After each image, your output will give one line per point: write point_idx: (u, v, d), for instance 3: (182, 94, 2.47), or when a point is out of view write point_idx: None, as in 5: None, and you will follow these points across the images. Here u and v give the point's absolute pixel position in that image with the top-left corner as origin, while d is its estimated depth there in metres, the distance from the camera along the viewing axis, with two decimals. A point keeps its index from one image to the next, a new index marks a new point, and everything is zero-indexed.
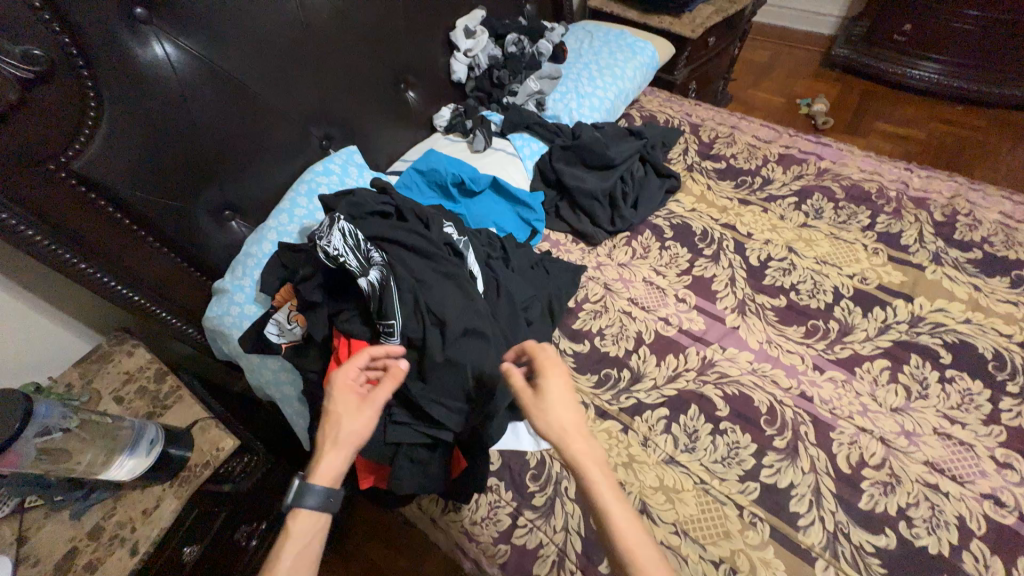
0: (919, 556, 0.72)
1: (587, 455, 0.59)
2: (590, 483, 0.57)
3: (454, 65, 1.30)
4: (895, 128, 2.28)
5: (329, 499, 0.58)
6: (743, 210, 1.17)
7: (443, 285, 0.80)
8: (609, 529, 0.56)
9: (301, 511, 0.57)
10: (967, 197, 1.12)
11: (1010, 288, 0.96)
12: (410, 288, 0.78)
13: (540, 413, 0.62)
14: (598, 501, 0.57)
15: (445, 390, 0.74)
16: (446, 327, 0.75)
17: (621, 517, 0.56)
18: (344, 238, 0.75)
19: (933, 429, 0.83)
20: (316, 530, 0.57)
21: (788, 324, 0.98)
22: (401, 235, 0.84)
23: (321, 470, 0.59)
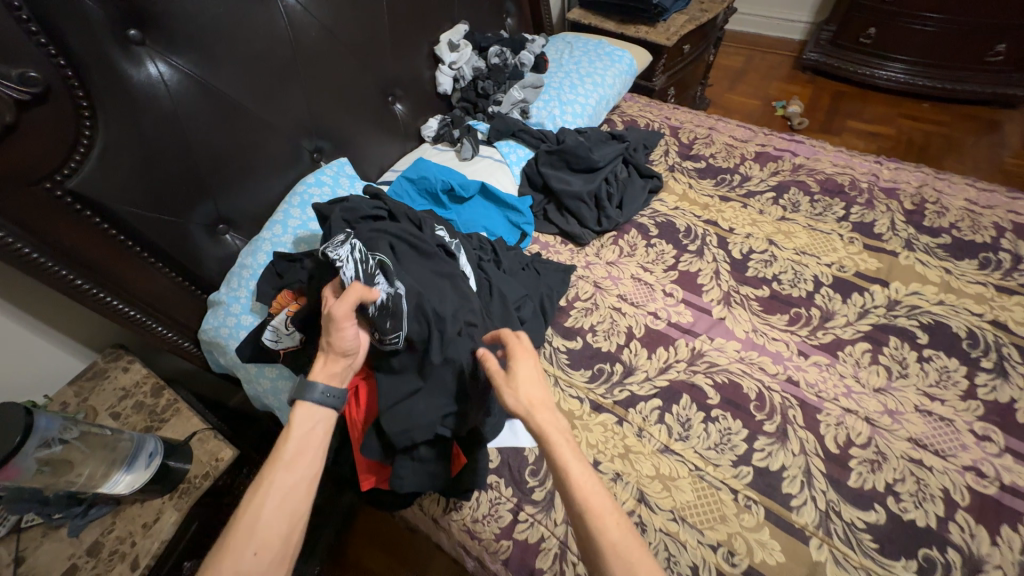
0: (908, 530, 0.75)
1: (551, 424, 0.60)
2: (557, 455, 0.58)
3: (440, 78, 1.34)
4: (866, 126, 2.38)
5: (328, 396, 0.65)
6: (724, 206, 1.22)
7: (439, 285, 0.82)
8: (573, 497, 0.56)
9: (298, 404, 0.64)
10: (934, 186, 1.17)
11: (978, 270, 1.01)
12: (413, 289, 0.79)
13: (508, 388, 0.63)
14: (563, 470, 0.58)
15: (443, 389, 0.75)
16: (442, 326, 0.77)
17: (585, 485, 0.57)
18: (353, 249, 0.75)
19: (915, 406, 0.86)
20: (317, 422, 0.64)
21: (772, 313, 1.01)
22: (401, 238, 0.85)
23: (317, 373, 0.68)
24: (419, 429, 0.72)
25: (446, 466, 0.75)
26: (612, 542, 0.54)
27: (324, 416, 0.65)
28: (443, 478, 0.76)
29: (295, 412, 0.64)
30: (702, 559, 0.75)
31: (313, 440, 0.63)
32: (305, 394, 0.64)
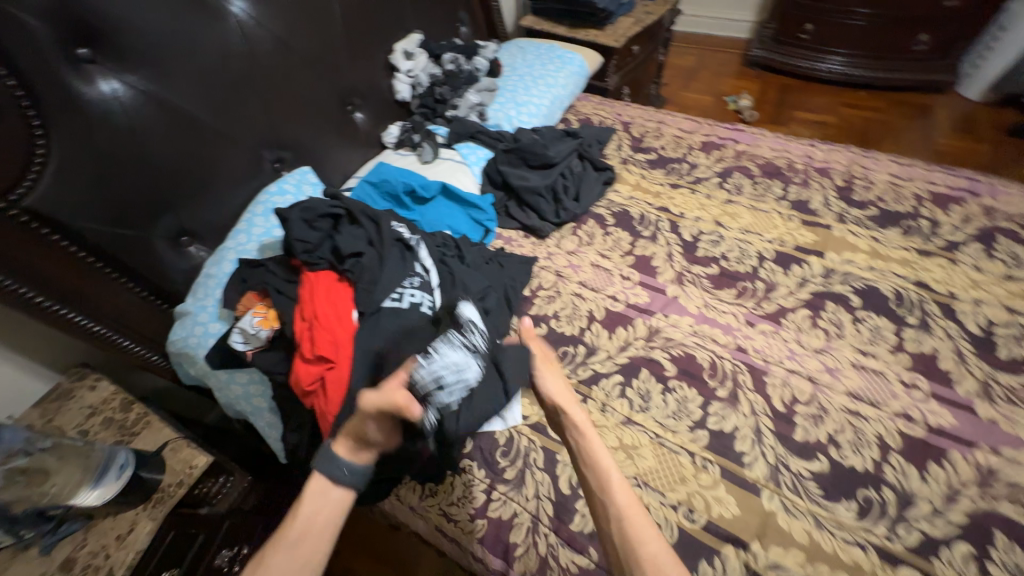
0: (848, 474, 0.81)
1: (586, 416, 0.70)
2: (595, 456, 0.66)
3: (398, 85, 1.39)
4: (811, 115, 2.52)
5: (345, 473, 0.59)
6: (674, 193, 1.29)
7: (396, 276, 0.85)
8: (606, 485, 0.63)
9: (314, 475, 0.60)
10: (862, 164, 1.27)
11: (902, 237, 1.10)
12: (369, 281, 0.82)
13: (548, 379, 0.74)
14: (599, 459, 0.66)
15: None
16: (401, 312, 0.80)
17: (623, 492, 0.63)
18: (459, 369, 0.66)
19: (851, 363, 0.94)
20: (329, 495, 0.59)
21: (721, 288, 1.08)
22: (358, 236, 0.89)
23: (341, 441, 0.61)
24: None
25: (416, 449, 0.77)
26: (651, 553, 0.57)
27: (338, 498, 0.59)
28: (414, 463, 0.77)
29: (310, 483, 0.59)
30: (664, 519, 0.80)
31: (320, 526, 0.57)
32: (322, 466, 0.59)
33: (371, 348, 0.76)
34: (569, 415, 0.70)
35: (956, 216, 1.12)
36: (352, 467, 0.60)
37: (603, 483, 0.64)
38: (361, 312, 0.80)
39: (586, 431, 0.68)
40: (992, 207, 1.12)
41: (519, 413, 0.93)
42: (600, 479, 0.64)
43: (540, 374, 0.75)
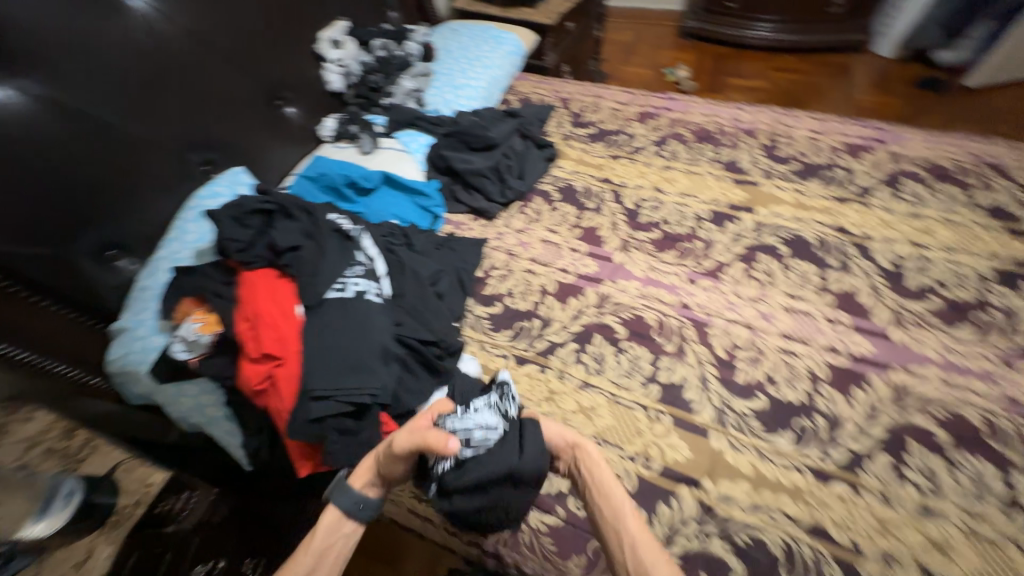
0: (784, 407, 0.88)
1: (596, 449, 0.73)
2: (601, 482, 0.69)
3: (329, 76, 1.35)
4: (745, 81, 2.63)
5: (358, 505, 0.67)
6: (615, 165, 1.33)
7: (336, 266, 0.85)
8: (619, 513, 0.65)
9: (331, 506, 0.67)
10: (784, 122, 1.35)
11: (822, 187, 1.18)
12: (309, 273, 0.82)
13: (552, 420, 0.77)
14: (611, 488, 0.68)
15: (356, 358, 0.75)
16: (344, 300, 0.81)
17: (632, 518, 0.65)
18: (484, 424, 0.76)
19: (782, 307, 1.01)
20: (342, 523, 0.67)
21: (664, 251, 1.13)
22: (294, 229, 0.87)
23: (359, 473, 0.69)
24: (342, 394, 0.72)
25: (378, 433, 0.77)
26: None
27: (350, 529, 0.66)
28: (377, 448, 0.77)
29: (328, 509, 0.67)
30: (625, 471, 0.85)
31: (333, 553, 0.64)
32: (338, 495, 0.68)
33: (317, 339, 0.76)
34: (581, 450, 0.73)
35: (867, 163, 1.21)
36: (364, 501, 0.67)
37: (618, 512, 0.65)
38: (306, 306, 0.79)
39: (598, 463, 0.71)
40: (897, 152, 1.22)
41: None
42: (614, 508, 0.66)
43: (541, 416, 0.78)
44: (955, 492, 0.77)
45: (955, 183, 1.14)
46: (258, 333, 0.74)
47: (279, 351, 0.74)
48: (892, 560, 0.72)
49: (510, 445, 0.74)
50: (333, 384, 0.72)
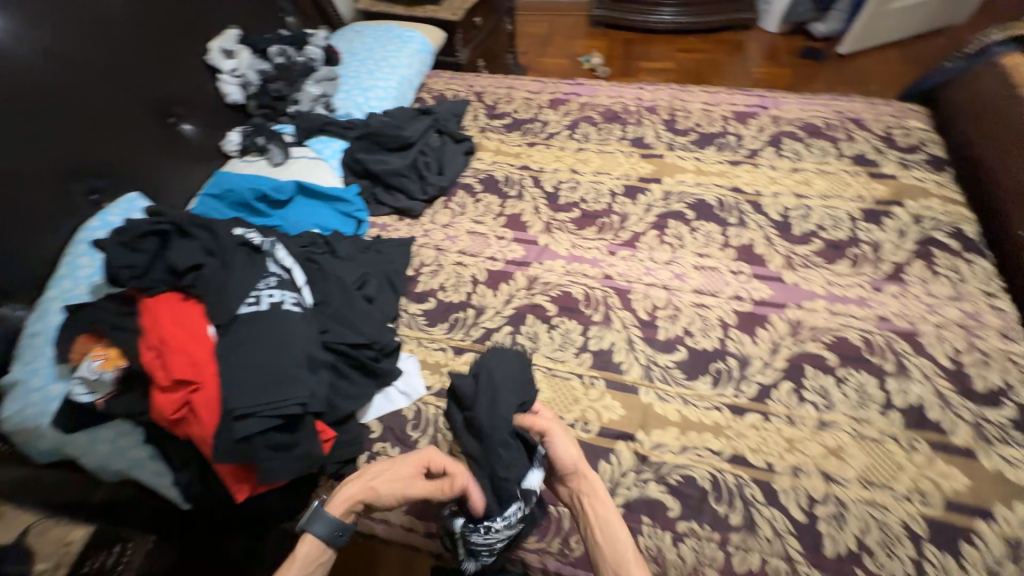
0: (700, 355, 0.97)
1: (600, 481, 0.79)
2: (604, 516, 0.75)
3: (225, 88, 1.29)
4: (653, 63, 2.79)
5: (335, 534, 0.72)
6: (532, 151, 1.37)
7: (245, 279, 0.82)
8: (619, 549, 0.72)
9: (311, 536, 0.71)
10: (681, 97, 1.46)
11: (717, 153, 1.29)
12: (217, 292, 0.79)
13: (568, 446, 0.79)
14: (612, 521, 0.75)
15: (279, 369, 0.74)
16: (258, 314, 0.79)
17: (628, 555, 0.72)
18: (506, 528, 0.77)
19: (693, 266, 1.10)
20: (319, 553, 0.71)
21: (584, 228, 1.19)
22: (193, 248, 0.83)
23: (337, 504, 0.74)
24: (266, 409, 0.70)
25: (316, 442, 0.75)
26: None
27: (326, 555, 0.72)
28: (317, 457, 0.75)
29: (305, 539, 0.72)
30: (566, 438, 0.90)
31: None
32: (313, 524, 0.72)
33: (233, 357, 0.74)
34: (589, 481, 0.78)
35: (753, 128, 1.34)
36: (342, 528, 0.73)
37: (617, 549, 0.72)
38: (218, 326, 0.77)
39: (602, 497, 0.77)
40: (777, 115, 1.36)
41: (421, 385, 0.96)
42: (615, 546, 0.73)
43: (559, 439, 0.80)
44: (844, 404, 0.88)
45: (825, 138, 1.29)
46: (167, 360, 0.71)
47: (192, 375, 0.71)
48: (799, 472, 0.82)
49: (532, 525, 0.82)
50: (256, 399, 0.71)
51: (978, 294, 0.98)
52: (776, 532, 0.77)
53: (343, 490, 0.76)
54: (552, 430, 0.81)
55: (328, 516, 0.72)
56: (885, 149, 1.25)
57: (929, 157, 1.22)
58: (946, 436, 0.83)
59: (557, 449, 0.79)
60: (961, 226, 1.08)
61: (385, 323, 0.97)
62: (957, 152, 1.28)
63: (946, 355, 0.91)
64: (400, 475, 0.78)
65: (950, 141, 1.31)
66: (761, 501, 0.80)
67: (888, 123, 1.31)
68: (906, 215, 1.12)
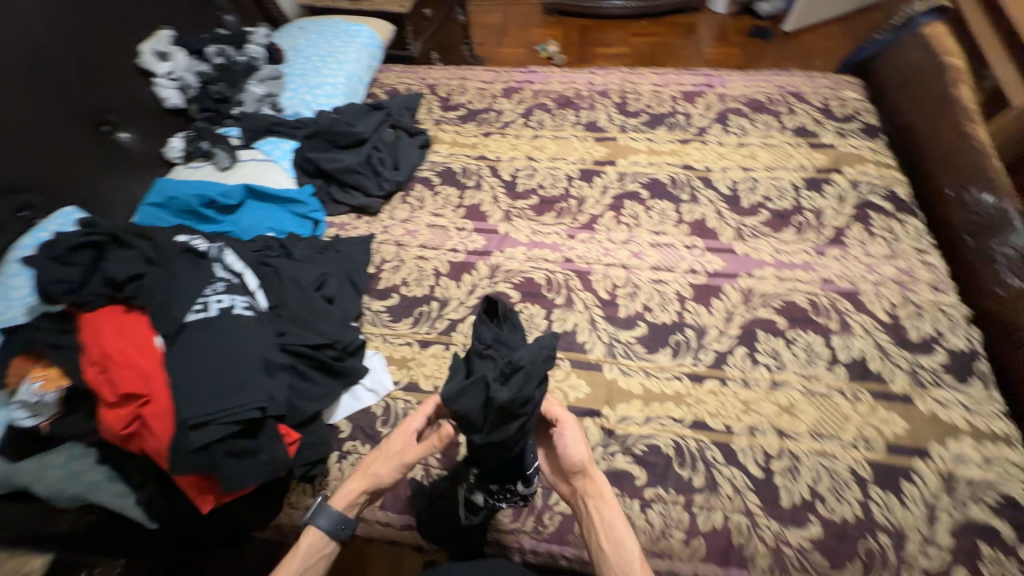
0: (660, 329, 1.00)
1: (607, 483, 0.75)
2: (610, 520, 0.71)
3: (163, 92, 1.24)
4: (609, 49, 2.81)
5: (337, 526, 0.73)
6: (488, 141, 1.37)
7: (190, 287, 0.81)
8: (623, 556, 0.68)
9: (314, 529, 0.73)
10: (631, 80, 1.48)
11: (668, 133, 1.33)
12: (160, 301, 0.78)
13: (579, 444, 0.75)
14: (618, 525, 0.70)
15: (233, 374, 0.73)
16: (206, 319, 0.78)
17: (632, 560, 0.67)
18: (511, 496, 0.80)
19: (649, 244, 1.13)
20: (321, 546, 0.73)
21: (543, 214, 1.21)
22: (132, 257, 0.82)
23: (339, 498, 0.75)
24: (221, 415, 0.69)
25: (281, 445, 0.74)
26: None
27: (329, 547, 0.74)
28: (284, 460, 0.74)
29: (307, 531, 0.73)
30: None
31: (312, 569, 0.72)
32: (314, 518, 0.73)
33: (182, 366, 0.73)
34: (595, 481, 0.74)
35: (700, 107, 1.38)
36: (343, 519, 0.74)
37: (621, 556, 0.68)
38: (165, 336, 0.77)
39: (608, 499, 0.73)
40: (723, 93, 1.40)
41: (388, 380, 0.95)
42: (621, 554, 0.68)
43: (570, 434, 0.76)
44: (795, 364, 0.93)
45: (769, 112, 1.34)
46: (110, 376, 0.70)
47: (141, 389, 0.70)
48: (755, 431, 0.86)
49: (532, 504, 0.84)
50: (212, 406, 0.69)
51: (911, 251, 1.05)
52: (736, 490, 0.81)
53: (346, 483, 0.77)
54: (564, 425, 0.77)
55: (330, 511, 0.73)
56: (824, 120, 1.30)
57: (863, 125, 1.29)
58: (886, 385, 0.88)
59: (566, 446, 0.75)
60: (894, 189, 1.15)
61: (349, 322, 0.96)
62: (889, 120, 1.35)
63: (884, 310, 0.97)
64: (393, 450, 0.78)
65: (883, 110, 1.38)
66: (721, 462, 0.83)
67: (825, 95, 1.36)
68: (845, 181, 1.18)
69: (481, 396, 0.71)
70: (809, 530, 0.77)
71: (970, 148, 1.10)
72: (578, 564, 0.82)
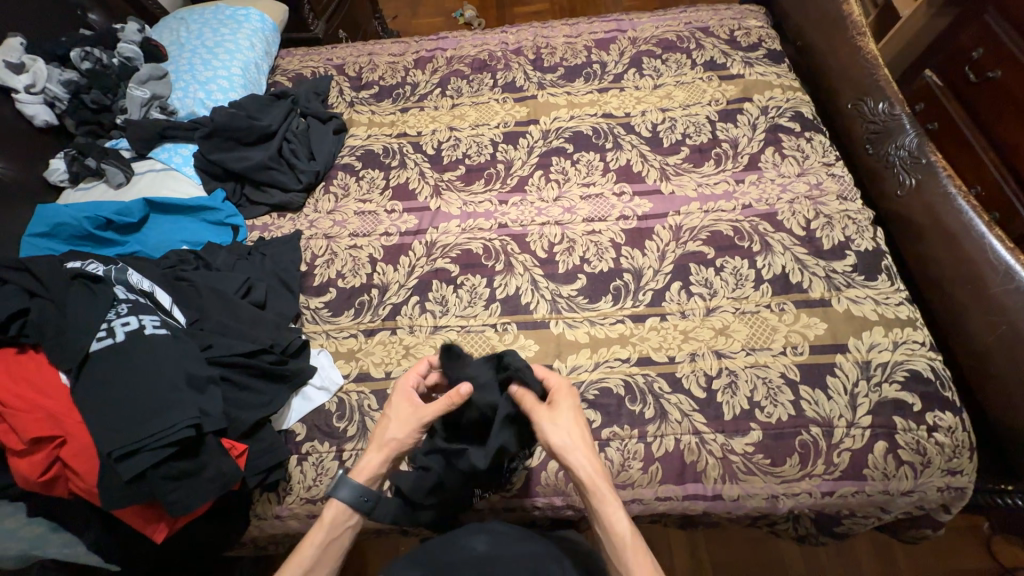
0: (599, 278, 1.02)
1: (589, 468, 0.69)
2: (596, 499, 0.68)
3: (28, 109, 1.11)
4: (528, 6, 2.72)
5: (358, 498, 0.72)
6: (406, 117, 1.32)
7: (87, 311, 0.77)
8: (616, 539, 0.65)
9: (336, 503, 0.72)
10: (543, 34, 1.45)
11: (585, 84, 1.32)
12: (57, 335, 0.74)
13: (555, 429, 0.72)
14: (606, 506, 0.67)
15: (154, 395, 0.70)
16: (113, 344, 0.75)
17: (620, 535, 0.65)
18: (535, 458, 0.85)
19: (580, 197, 1.14)
20: (343, 519, 0.72)
21: (472, 183, 1.19)
22: (11, 293, 0.78)
23: (361, 470, 0.74)
24: (147, 439, 0.67)
25: (226, 458, 0.72)
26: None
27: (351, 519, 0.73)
28: (233, 472, 0.72)
29: (330, 505, 0.72)
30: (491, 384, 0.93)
31: (336, 541, 0.71)
32: (335, 492, 0.72)
33: (94, 398, 0.70)
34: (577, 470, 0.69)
35: (614, 53, 1.37)
36: (365, 490, 0.73)
37: (612, 535, 0.65)
38: (70, 371, 0.73)
39: (593, 484, 0.69)
40: (634, 36, 1.40)
41: (338, 375, 0.93)
42: (612, 539, 0.65)
43: (546, 423, 0.73)
44: (726, 289, 0.98)
45: (679, 51, 1.35)
46: (15, 420, 0.67)
47: (55, 429, 0.68)
48: (696, 356, 0.91)
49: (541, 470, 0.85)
50: (136, 434, 0.67)
51: (819, 166, 1.11)
52: (684, 414, 0.86)
53: (370, 453, 0.75)
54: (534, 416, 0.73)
55: (352, 485, 0.72)
56: (731, 52, 1.33)
57: (767, 52, 1.32)
58: (806, 293, 0.95)
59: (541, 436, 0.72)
60: (800, 110, 1.20)
61: (285, 325, 0.94)
62: (793, 44, 1.39)
63: (800, 226, 1.03)
64: (404, 412, 0.77)
65: (786, 34, 1.42)
66: (667, 391, 0.88)
67: (730, 27, 1.39)
68: (755, 109, 1.22)
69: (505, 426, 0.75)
70: (751, 436, 0.83)
71: (862, 60, 1.15)
72: (551, 511, 0.86)
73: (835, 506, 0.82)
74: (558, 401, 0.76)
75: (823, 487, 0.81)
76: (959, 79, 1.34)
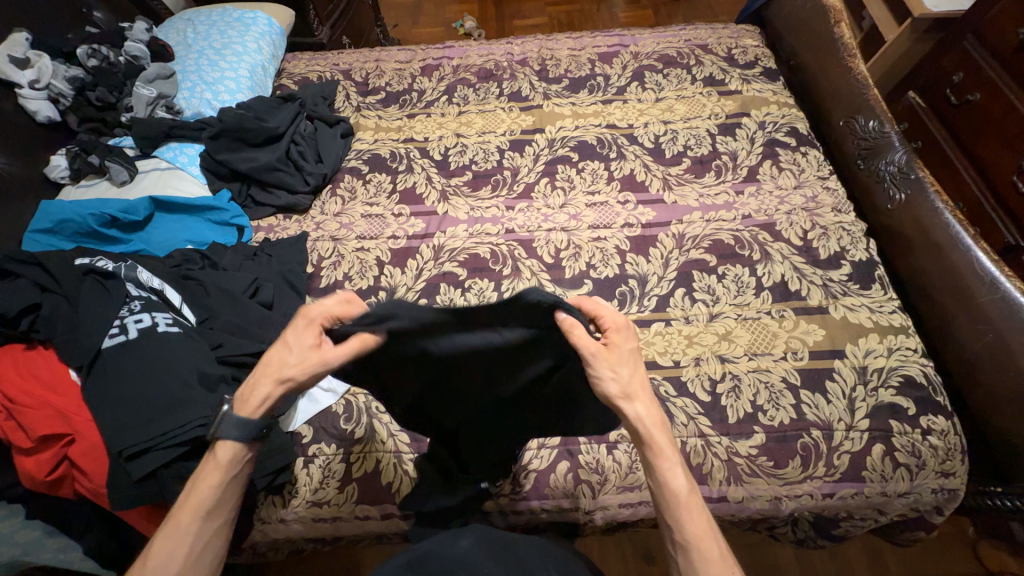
0: (604, 284, 1.04)
1: (649, 416, 0.58)
2: (653, 451, 0.57)
3: (31, 104, 1.09)
4: (527, 21, 2.78)
5: (248, 432, 0.55)
6: (413, 123, 1.34)
7: (99, 307, 0.77)
8: (668, 493, 0.56)
9: (224, 442, 0.55)
10: (548, 47, 1.49)
11: (590, 96, 1.36)
12: (71, 331, 0.74)
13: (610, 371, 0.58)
14: (661, 462, 0.57)
15: (165, 394, 0.69)
16: (125, 342, 0.74)
17: (674, 491, 0.56)
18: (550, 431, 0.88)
19: (586, 205, 1.16)
20: (234, 457, 0.56)
21: (479, 189, 1.20)
22: (22, 287, 0.78)
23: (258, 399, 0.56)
24: (158, 439, 0.66)
25: None
26: (691, 540, 0.54)
27: (250, 455, 0.57)
28: None
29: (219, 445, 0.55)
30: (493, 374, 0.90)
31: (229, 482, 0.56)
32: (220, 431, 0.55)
33: (104, 396, 0.69)
34: (628, 419, 0.58)
35: (617, 67, 1.41)
36: (249, 424, 0.55)
37: (664, 491, 0.56)
38: (80, 369, 0.73)
39: (652, 435, 0.57)
40: (636, 51, 1.45)
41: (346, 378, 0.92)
42: (669, 495, 0.56)
43: (596, 366, 0.58)
44: (727, 296, 1.01)
45: (680, 66, 1.40)
46: (22, 418, 0.67)
47: (65, 427, 0.67)
48: (700, 361, 0.93)
49: (549, 475, 0.85)
50: (146, 433, 0.66)
51: (814, 179, 1.16)
52: (689, 417, 0.87)
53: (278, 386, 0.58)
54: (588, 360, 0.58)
55: (240, 421, 0.55)
56: (730, 69, 1.38)
57: (763, 70, 1.38)
58: (805, 301, 0.98)
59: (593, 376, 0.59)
60: (795, 125, 1.25)
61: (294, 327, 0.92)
62: (787, 62, 1.45)
63: (797, 236, 1.07)
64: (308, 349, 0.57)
65: (780, 53, 1.48)
66: (673, 395, 0.90)
67: (728, 45, 1.44)
68: (753, 123, 1.26)
69: (538, 357, 0.65)
70: (755, 438, 0.85)
71: (854, 80, 1.21)
72: (558, 513, 0.86)
73: (835, 508, 0.85)
74: (616, 343, 0.61)
75: (824, 489, 0.84)
76: (941, 101, 1.41)
